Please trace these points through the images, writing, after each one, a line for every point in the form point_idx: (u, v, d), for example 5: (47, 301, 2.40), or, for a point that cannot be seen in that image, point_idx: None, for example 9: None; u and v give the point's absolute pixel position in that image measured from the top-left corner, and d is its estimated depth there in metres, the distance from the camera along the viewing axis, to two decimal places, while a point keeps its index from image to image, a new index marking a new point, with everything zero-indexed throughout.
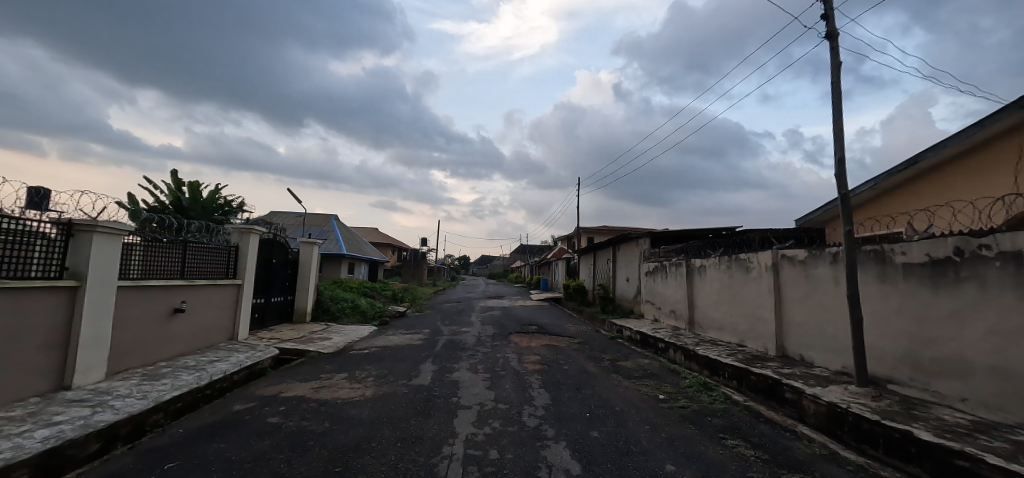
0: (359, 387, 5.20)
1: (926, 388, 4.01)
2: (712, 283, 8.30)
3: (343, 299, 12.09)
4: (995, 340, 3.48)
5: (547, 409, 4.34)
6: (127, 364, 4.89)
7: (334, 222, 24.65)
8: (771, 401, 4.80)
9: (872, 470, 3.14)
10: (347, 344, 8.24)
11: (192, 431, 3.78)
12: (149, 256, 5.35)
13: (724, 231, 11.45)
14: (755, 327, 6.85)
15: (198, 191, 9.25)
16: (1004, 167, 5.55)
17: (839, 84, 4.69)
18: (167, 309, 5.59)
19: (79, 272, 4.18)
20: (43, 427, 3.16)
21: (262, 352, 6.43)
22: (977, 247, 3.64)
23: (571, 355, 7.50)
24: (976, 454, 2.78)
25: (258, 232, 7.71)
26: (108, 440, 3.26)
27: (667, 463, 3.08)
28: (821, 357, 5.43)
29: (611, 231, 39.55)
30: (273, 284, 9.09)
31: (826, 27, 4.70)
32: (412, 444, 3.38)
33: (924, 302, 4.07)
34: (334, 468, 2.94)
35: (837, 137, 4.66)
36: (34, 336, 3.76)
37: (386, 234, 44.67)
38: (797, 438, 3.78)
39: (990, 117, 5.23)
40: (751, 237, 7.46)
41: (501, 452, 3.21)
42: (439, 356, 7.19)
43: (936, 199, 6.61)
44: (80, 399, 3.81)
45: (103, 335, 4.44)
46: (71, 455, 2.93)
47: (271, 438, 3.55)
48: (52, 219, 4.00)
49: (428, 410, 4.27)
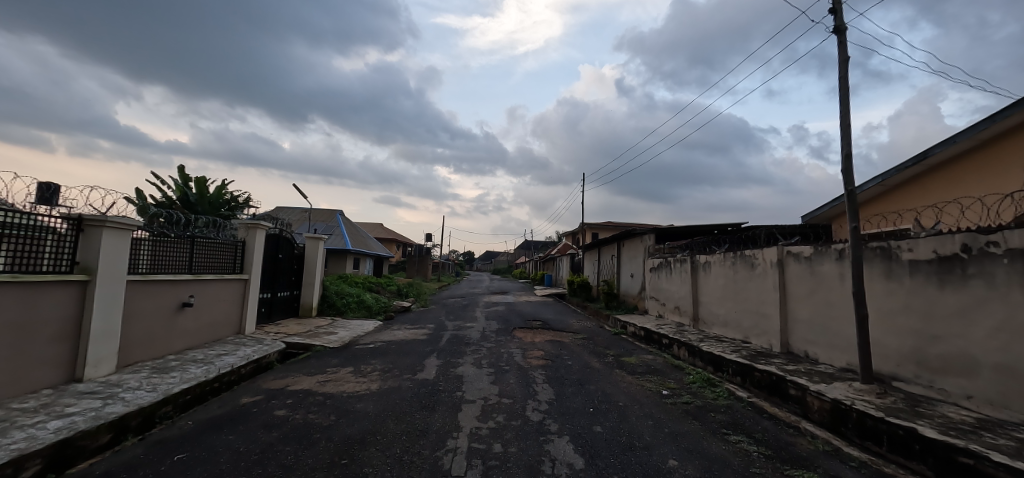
0: (364, 381, 5.24)
1: (932, 386, 4.00)
2: (717, 280, 8.28)
3: (347, 294, 12.14)
4: (1002, 337, 3.46)
5: (551, 404, 4.36)
6: (136, 358, 4.96)
7: (339, 218, 24.95)
8: (774, 397, 4.81)
9: (876, 467, 3.14)
10: (352, 338, 8.28)
11: (201, 423, 3.83)
12: (158, 251, 5.42)
13: (730, 227, 11.41)
14: (760, 323, 6.83)
15: (204, 187, 9.31)
16: (1014, 164, 5.47)
17: (845, 78, 4.64)
18: (176, 303, 5.66)
19: (89, 266, 4.24)
20: (55, 419, 3.22)
21: (268, 347, 6.50)
22: (984, 244, 3.62)
23: (574, 351, 7.49)
24: (981, 452, 2.78)
25: (265, 227, 7.75)
26: (119, 431, 3.33)
27: (669, 458, 3.10)
28: (826, 354, 5.42)
29: (614, 228, 39.75)
30: (279, 279, 9.15)
31: (834, 21, 4.64)
32: (417, 437, 3.43)
33: (930, 299, 4.05)
34: (340, 460, 2.99)
35: (844, 131, 4.61)
36: (46, 328, 3.83)
37: (389, 231, 44.97)
38: (799, 434, 3.79)
39: (999, 113, 5.14)
40: (757, 233, 7.38)
41: (504, 446, 3.25)
42: (443, 351, 7.26)
43: (943, 196, 6.54)
44: (91, 392, 3.87)
45: (113, 329, 4.50)
46: (82, 447, 2.99)
47: (279, 430, 3.60)
48: (63, 215, 4.08)
49: (433, 404, 4.32)
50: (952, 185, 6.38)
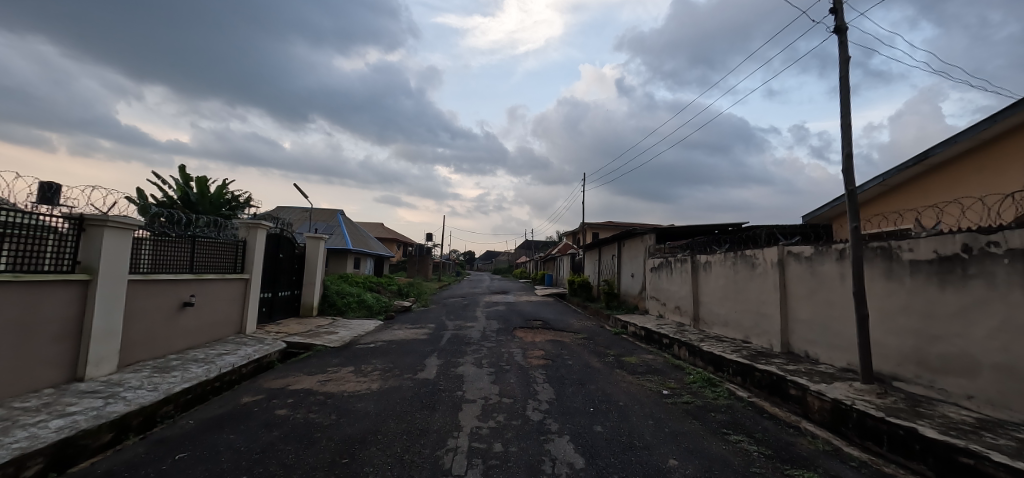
0: (365, 381, 5.26)
1: (932, 386, 4.00)
2: (718, 280, 8.28)
3: (348, 294, 12.17)
4: (1002, 337, 3.46)
5: (551, 404, 4.36)
6: (137, 357, 4.97)
7: (340, 218, 24.99)
8: (775, 397, 4.80)
9: (877, 467, 3.14)
10: (352, 338, 8.29)
11: (202, 422, 3.84)
12: (159, 251, 5.43)
13: (731, 227, 11.42)
14: (760, 323, 6.84)
15: (205, 186, 9.33)
16: (1015, 164, 5.46)
17: (846, 78, 4.64)
18: (177, 303, 5.67)
19: (91, 265, 4.25)
20: (57, 418, 3.23)
21: (269, 346, 6.51)
22: (985, 244, 3.61)
23: (575, 350, 7.49)
24: (981, 451, 2.78)
25: (266, 227, 7.76)
26: (121, 430, 3.33)
27: (670, 457, 3.11)
28: (826, 354, 5.42)
29: (614, 228, 39.70)
30: (280, 279, 9.18)
31: (835, 21, 4.64)
32: (418, 436, 3.43)
33: (931, 299, 4.05)
34: (340, 459, 3.00)
35: (845, 130, 4.61)
36: (48, 328, 3.84)
37: (390, 231, 45.00)
38: (800, 434, 3.79)
39: (1001, 113, 5.14)
40: (757, 233, 7.39)
41: (504, 445, 3.25)
42: (443, 351, 7.27)
43: (944, 196, 6.54)
44: (92, 391, 3.88)
45: (114, 328, 4.52)
46: (84, 445, 3.00)
47: (279, 430, 3.61)
48: (64, 214, 4.09)
49: (434, 404, 4.32)
50: (953, 185, 6.37)
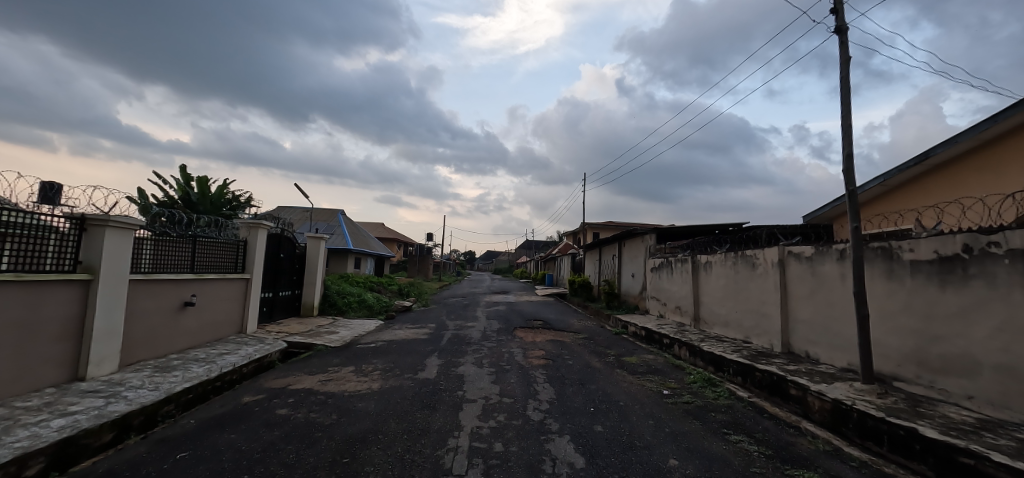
0: (365, 380, 5.26)
1: (932, 386, 4.00)
2: (718, 280, 8.28)
3: (348, 293, 12.17)
4: (1003, 337, 3.46)
5: (551, 404, 4.37)
6: (139, 357, 4.98)
7: (340, 218, 25.02)
8: (776, 397, 4.81)
9: (877, 466, 3.14)
10: (353, 338, 8.29)
11: (203, 422, 3.85)
12: (160, 250, 5.45)
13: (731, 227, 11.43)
14: (761, 324, 6.84)
15: (206, 186, 9.35)
16: (1015, 164, 5.46)
17: (846, 78, 4.64)
18: (178, 303, 5.68)
19: (92, 265, 4.26)
20: (59, 417, 3.24)
21: (270, 346, 6.52)
22: (986, 245, 3.61)
23: (575, 350, 7.49)
24: (981, 451, 2.78)
25: (267, 227, 7.78)
26: (122, 430, 3.34)
27: (670, 457, 3.11)
28: (826, 354, 5.42)
29: (615, 228, 39.67)
30: (281, 279, 9.20)
31: (836, 21, 4.63)
32: (418, 436, 3.43)
33: (931, 299, 4.06)
34: (341, 459, 3.00)
35: (845, 130, 4.61)
36: (50, 327, 3.86)
37: (390, 231, 45.02)
38: (800, 434, 3.79)
39: (1001, 114, 5.15)
40: (758, 233, 7.39)
41: (505, 445, 3.26)
42: (444, 351, 7.27)
43: (944, 196, 6.55)
44: (94, 391, 3.89)
45: (115, 328, 4.52)
46: (86, 445, 3.01)
47: (280, 429, 3.62)
48: (66, 214, 4.09)
49: (434, 404, 4.33)
50: (953, 185, 6.38)
